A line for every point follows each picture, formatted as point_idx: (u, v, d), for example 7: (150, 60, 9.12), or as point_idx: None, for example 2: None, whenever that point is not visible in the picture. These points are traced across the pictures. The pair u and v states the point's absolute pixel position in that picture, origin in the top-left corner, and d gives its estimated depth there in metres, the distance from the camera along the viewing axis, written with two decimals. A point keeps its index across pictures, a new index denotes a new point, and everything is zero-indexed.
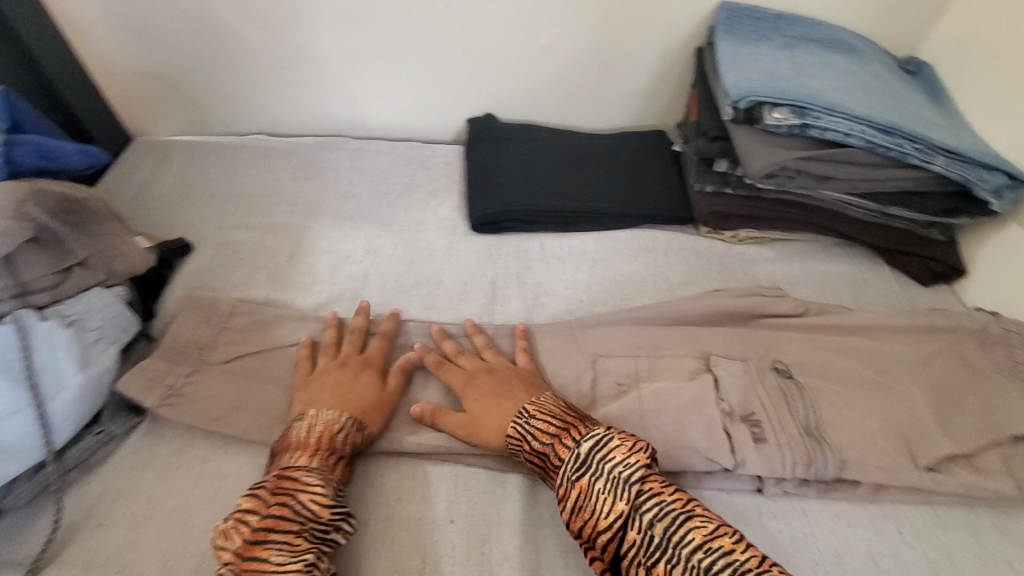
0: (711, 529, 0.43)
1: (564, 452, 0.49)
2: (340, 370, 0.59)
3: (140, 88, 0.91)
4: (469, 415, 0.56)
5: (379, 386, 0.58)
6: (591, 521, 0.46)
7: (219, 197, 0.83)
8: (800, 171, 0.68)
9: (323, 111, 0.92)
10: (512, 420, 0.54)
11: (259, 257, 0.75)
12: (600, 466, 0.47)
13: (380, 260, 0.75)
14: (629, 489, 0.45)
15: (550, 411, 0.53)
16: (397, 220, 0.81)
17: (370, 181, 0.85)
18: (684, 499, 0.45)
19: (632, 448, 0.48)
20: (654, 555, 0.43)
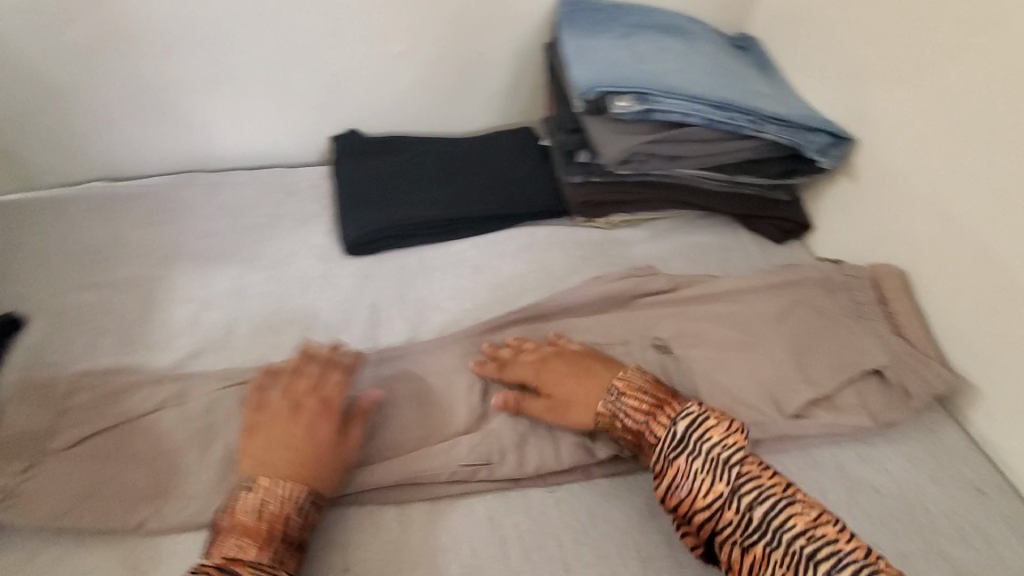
0: (814, 516, 0.45)
1: (659, 430, 0.51)
2: (291, 420, 0.51)
3: None
4: (557, 398, 0.56)
5: (337, 438, 0.51)
6: (688, 500, 0.48)
7: (49, 259, 0.70)
8: (652, 154, 0.73)
9: (169, 145, 0.81)
10: (602, 399, 0.54)
11: (105, 320, 0.64)
12: (698, 447, 0.49)
13: (248, 301, 0.67)
14: (729, 471, 0.47)
15: (640, 389, 0.54)
16: (263, 255, 0.72)
17: (230, 216, 0.76)
18: (784, 483, 0.47)
19: (728, 430, 0.49)
20: (751, 535, 0.45)
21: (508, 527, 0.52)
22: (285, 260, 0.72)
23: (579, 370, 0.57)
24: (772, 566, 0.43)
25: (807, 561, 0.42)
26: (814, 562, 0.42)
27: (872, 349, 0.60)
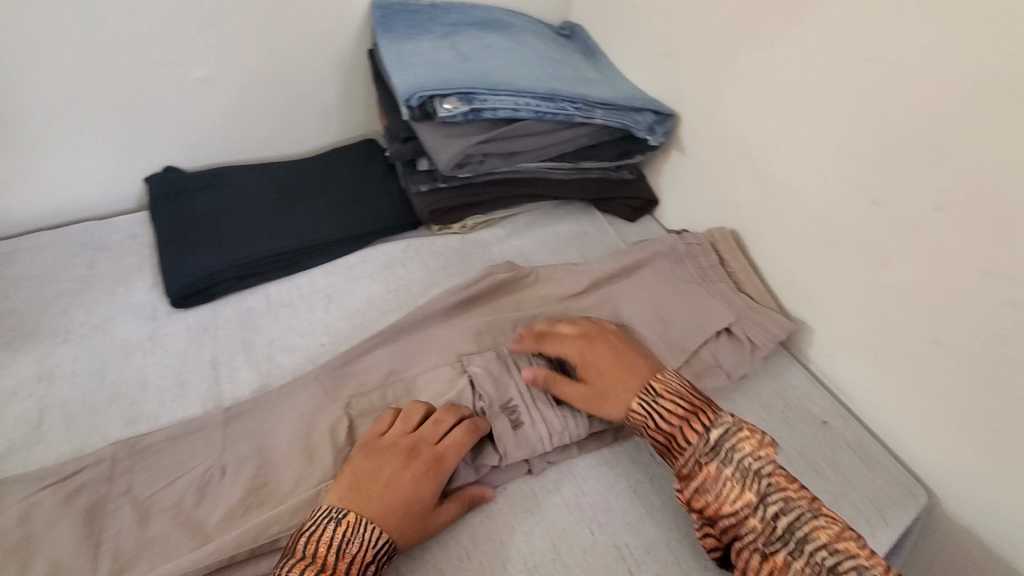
0: (837, 532, 0.46)
1: (692, 436, 0.51)
2: (385, 461, 0.50)
3: None
4: (592, 386, 0.56)
5: (420, 464, 0.50)
6: (715, 505, 0.49)
7: None
8: (487, 154, 0.73)
9: None
10: (638, 397, 0.55)
11: None
12: (731, 455, 0.50)
13: (63, 379, 0.59)
14: (760, 481, 0.48)
15: (675, 392, 0.54)
16: (78, 324, 0.64)
17: (33, 285, 0.67)
18: (809, 496, 0.48)
19: (760, 442, 0.50)
20: (774, 544, 0.46)
21: (393, 567, 0.49)
22: (105, 326, 0.64)
23: (617, 358, 0.58)
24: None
25: (827, 573, 0.44)
26: (833, 575, 0.43)
27: (719, 309, 0.65)
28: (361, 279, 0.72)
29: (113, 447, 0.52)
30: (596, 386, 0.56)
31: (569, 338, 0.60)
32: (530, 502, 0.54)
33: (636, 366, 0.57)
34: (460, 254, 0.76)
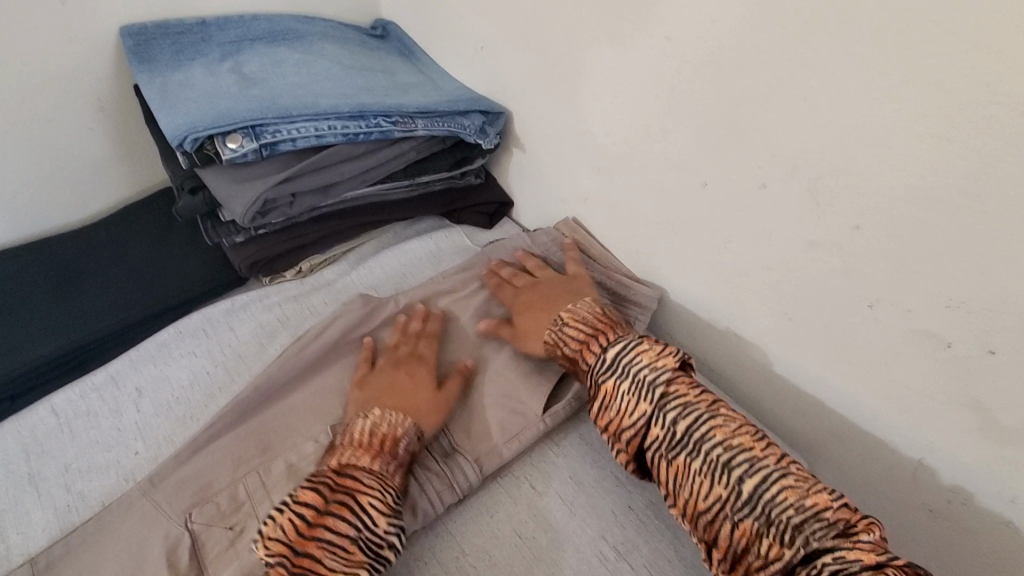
0: (733, 429, 0.54)
1: (592, 358, 0.63)
2: (393, 372, 0.66)
3: None
4: (517, 327, 0.71)
5: (432, 387, 0.65)
6: (619, 418, 0.58)
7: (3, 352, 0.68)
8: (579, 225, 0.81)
9: (119, 220, 0.83)
10: (548, 328, 0.68)
11: (84, 420, 0.66)
12: (628, 369, 0.59)
13: (210, 390, 0.69)
14: (653, 391, 0.57)
15: (579, 318, 0.66)
16: (224, 340, 0.74)
17: (186, 303, 0.77)
18: (709, 401, 0.57)
19: (659, 355, 0.59)
20: (674, 449, 0.55)
21: None
22: (234, 332, 0.74)
23: (544, 297, 0.72)
24: (692, 475, 0.53)
25: (724, 471, 0.52)
26: (730, 471, 0.52)
27: None
28: (451, 297, 0.77)
29: (253, 457, 0.62)
30: (518, 325, 0.71)
31: (523, 289, 0.74)
32: (583, 542, 0.60)
33: (553, 304, 0.70)
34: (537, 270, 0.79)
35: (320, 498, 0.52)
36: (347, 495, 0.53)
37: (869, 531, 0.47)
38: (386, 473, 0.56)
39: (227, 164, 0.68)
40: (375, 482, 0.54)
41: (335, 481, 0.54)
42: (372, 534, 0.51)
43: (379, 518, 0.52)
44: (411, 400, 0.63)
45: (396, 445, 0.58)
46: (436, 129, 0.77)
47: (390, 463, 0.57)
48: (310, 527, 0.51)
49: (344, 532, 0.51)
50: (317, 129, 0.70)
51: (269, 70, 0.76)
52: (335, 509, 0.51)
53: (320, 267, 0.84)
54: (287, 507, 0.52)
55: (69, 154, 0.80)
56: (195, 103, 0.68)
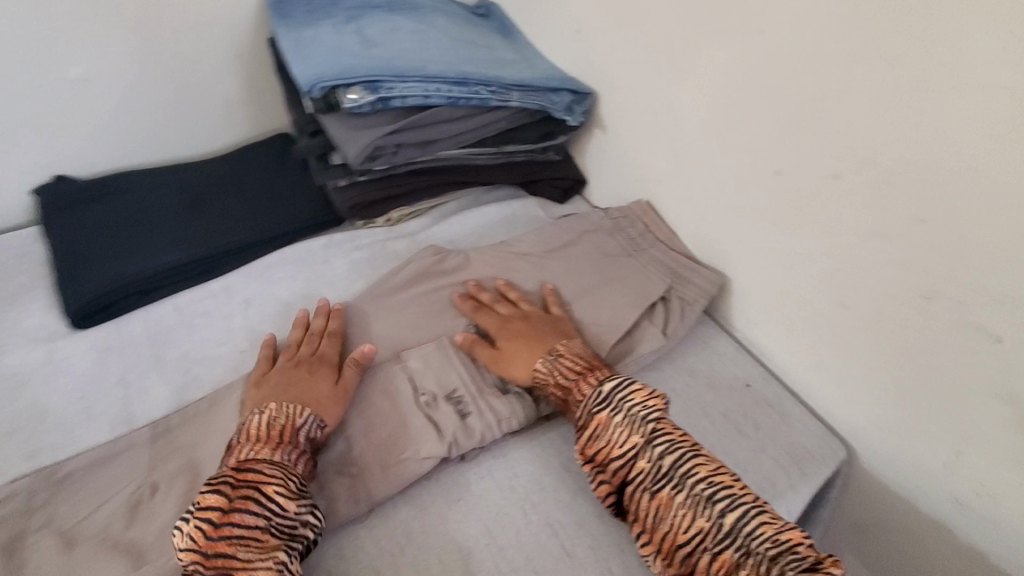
0: (716, 466, 0.58)
1: (586, 390, 0.64)
2: (297, 367, 0.67)
3: (44, 143, 0.84)
4: (503, 351, 0.71)
5: (333, 383, 0.66)
6: (607, 450, 0.60)
7: (140, 255, 0.80)
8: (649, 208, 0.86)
9: (238, 155, 0.94)
10: (541, 358, 0.69)
11: (200, 319, 0.77)
12: (621, 405, 0.61)
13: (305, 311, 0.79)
14: (645, 425, 0.60)
15: (575, 355, 0.68)
16: (321, 270, 0.84)
17: (290, 235, 0.87)
18: (692, 439, 0.60)
19: (650, 393, 0.62)
20: (660, 483, 0.57)
21: (532, 507, 0.63)
22: (329, 264, 0.84)
23: (533, 328, 0.72)
24: (675, 508, 0.56)
25: (707, 505, 0.55)
26: (713, 507, 0.55)
27: None
28: (524, 257, 0.83)
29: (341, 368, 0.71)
30: (503, 350, 0.71)
31: (510, 317, 0.74)
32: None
33: (546, 337, 0.71)
34: (604, 242, 0.84)
35: (222, 499, 0.52)
36: (251, 487, 0.53)
37: (836, 565, 0.49)
38: (288, 462, 0.57)
39: (345, 113, 0.77)
40: (275, 471, 0.55)
41: (236, 478, 0.54)
42: (283, 518, 0.53)
43: (288, 502, 0.54)
44: (309, 393, 0.64)
45: (297, 433, 0.60)
46: (529, 102, 0.85)
47: (290, 452, 0.58)
48: (218, 528, 0.51)
49: (253, 524, 0.51)
50: (425, 90, 0.78)
51: (387, 35, 0.84)
52: (239, 504, 0.52)
53: (406, 219, 0.92)
54: (192, 518, 0.52)
55: (205, 92, 0.91)
56: (324, 56, 0.78)
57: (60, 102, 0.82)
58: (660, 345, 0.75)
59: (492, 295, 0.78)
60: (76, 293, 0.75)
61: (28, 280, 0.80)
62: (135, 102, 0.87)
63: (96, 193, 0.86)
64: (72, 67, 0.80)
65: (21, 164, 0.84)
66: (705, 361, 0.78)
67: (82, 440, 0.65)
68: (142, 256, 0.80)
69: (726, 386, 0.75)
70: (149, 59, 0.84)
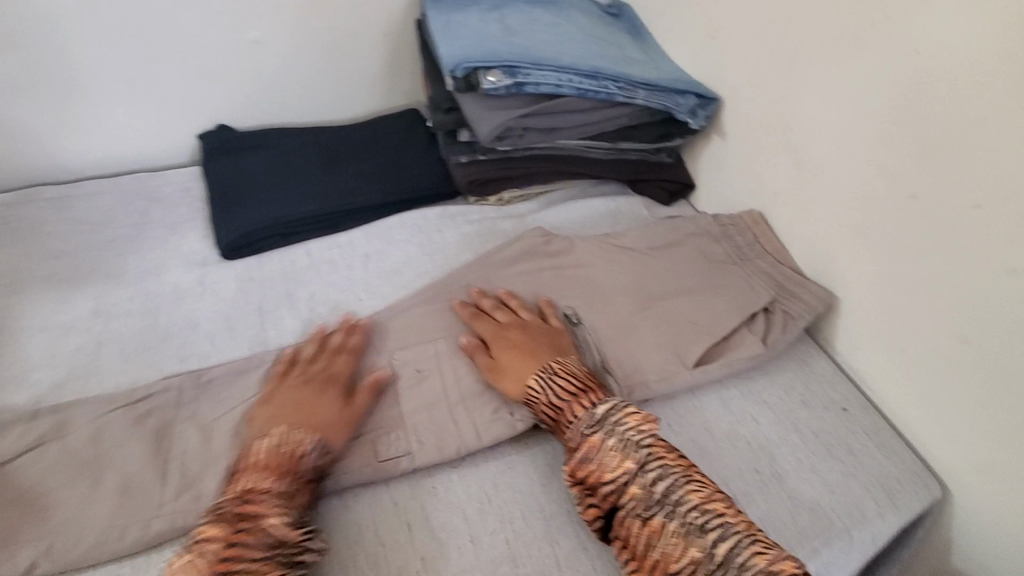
0: (708, 493, 0.58)
1: (579, 411, 0.63)
2: (305, 387, 0.65)
3: (216, 94, 0.95)
4: (498, 361, 0.70)
5: (341, 405, 0.65)
6: (599, 473, 0.60)
7: (283, 202, 0.89)
8: (760, 220, 0.86)
9: (372, 124, 1.03)
10: (535, 375, 0.67)
11: (327, 267, 0.85)
12: (614, 428, 0.61)
13: (418, 273, 0.86)
14: (639, 450, 0.60)
15: (572, 373, 0.66)
16: (435, 238, 0.90)
17: (411, 203, 0.94)
18: (685, 465, 0.60)
19: (645, 417, 0.62)
20: (651, 509, 0.57)
21: None
22: (443, 234, 0.90)
23: (529, 340, 0.71)
24: (666, 536, 0.55)
25: (700, 535, 0.55)
26: (706, 537, 0.55)
27: None
28: (628, 251, 0.86)
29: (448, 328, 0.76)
30: (501, 364, 0.70)
31: (509, 325, 0.73)
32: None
33: (540, 350, 0.70)
34: (709, 248, 0.86)
35: (220, 531, 0.52)
36: (245, 521, 0.53)
37: None
38: (291, 494, 0.57)
39: (481, 94, 0.82)
40: (278, 506, 0.55)
41: (231, 512, 0.54)
42: (287, 550, 0.54)
43: (289, 532, 0.54)
44: (315, 415, 0.62)
45: (305, 463, 0.59)
46: (653, 102, 0.87)
47: (294, 482, 0.58)
48: (227, 559, 0.51)
49: (257, 557, 0.52)
50: (558, 80, 0.82)
51: (526, 25, 0.89)
52: (239, 537, 0.52)
53: (515, 201, 0.97)
54: (193, 549, 0.51)
55: (354, 64, 1.00)
56: (469, 39, 0.84)
57: (235, 62, 0.93)
58: (757, 354, 0.76)
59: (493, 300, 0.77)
60: (228, 229, 0.85)
61: (188, 213, 0.91)
62: (294, 66, 0.97)
63: (251, 143, 0.97)
64: (252, 30, 0.91)
65: (195, 111, 0.96)
66: (799, 378, 0.77)
67: (224, 354, 0.74)
68: (284, 203, 0.89)
69: (821, 406, 0.75)
70: (314, 29, 0.94)
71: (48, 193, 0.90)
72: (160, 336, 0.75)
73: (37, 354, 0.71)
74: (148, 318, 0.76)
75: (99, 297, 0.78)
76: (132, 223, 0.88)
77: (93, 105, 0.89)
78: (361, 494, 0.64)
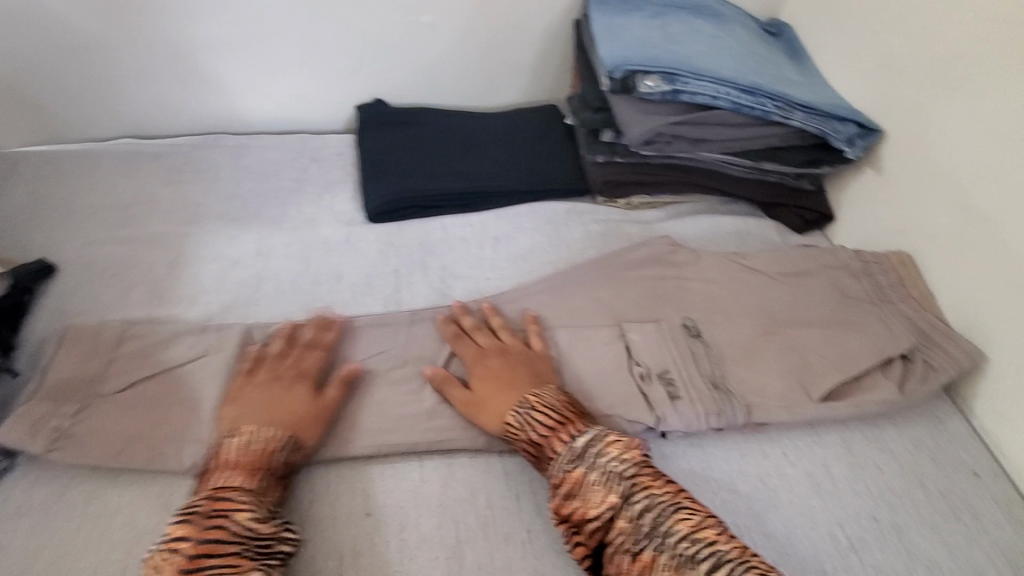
0: (698, 521, 0.55)
1: (559, 446, 0.61)
2: (276, 383, 0.66)
3: (381, 71, 1.03)
4: (474, 394, 0.68)
5: (312, 397, 0.65)
6: (584, 510, 0.57)
7: (425, 177, 0.95)
8: (907, 264, 0.82)
9: (513, 115, 1.07)
10: (512, 409, 0.65)
11: (458, 243, 0.90)
12: (596, 461, 0.59)
13: (540, 261, 0.89)
14: (623, 481, 0.57)
15: (549, 406, 0.64)
16: (562, 232, 0.93)
17: (542, 194, 0.97)
18: (673, 493, 0.57)
19: (628, 446, 0.60)
20: (639, 543, 0.54)
21: (721, 501, 0.66)
22: (570, 229, 0.93)
23: (508, 369, 0.69)
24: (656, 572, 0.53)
25: (691, 567, 0.52)
26: (697, 568, 0.52)
27: None
28: (757, 272, 0.84)
29: (569, 319, 0.79)
30: (477, 395, 0.67)
31: (488, 354, 0.71)
32: (819, 518, 0.65)
33: (519, 380, 0.67)
34: (847, 283, 0.82)
35: (191, 528, 0.52)
36: (222, 516, 0.53)
37: None
38: (260, 490, 0.58)
39: (636, 97, 0.84)
40: (248, 500, 0.55)
41: (208, 507, 0.54)
42: (257, 543, 0.53)
43: (260, 526, 0.54)
44: (292, 407, 0.63)
45: (272, 456, 0.60)
46: (809, 124, 0.85)
47: (264, 479, 0.58)
48: (197, 555, 0.50)
49: (229, 550, 0.51)
50: (715, 92, 0.82)
51: (686, 34, 0.89)
52: (211, 532, 0.52)
53: (644, 207, 0.98)
54: (162, 551, 0.51)
55: (507, 56, 1.05)
56: (630, 42, 0.85)
57: (403, 42, 1.00)
58: (889, 400, 0.72)
59: (475, 321, 0.75)
60: (376, 195, 0.92)
61: (340, 175, 0.99)
62: (454, 53, 1.03)
63: (401, 119, 1.03)
64: (425, 15, 0.98)
65: (356, 84, 1.04)
66: (928, 434, 0.74)
67: (362, 307, 0.80)
68: (427, 178, 0.95)
69: (952, 467, 0.71)
70: (479, 20, 1.00)
71: (227, 141, 1.02)
72: (310, 281, 0.83)
73: (209, 280, 0.81)
74: (300, 264, 0.85)
75: (263, 239, 0.87)
76: (293, 178, 0.98)
77: (278, 68, 1.00)
78: (474, 459, 0.68)
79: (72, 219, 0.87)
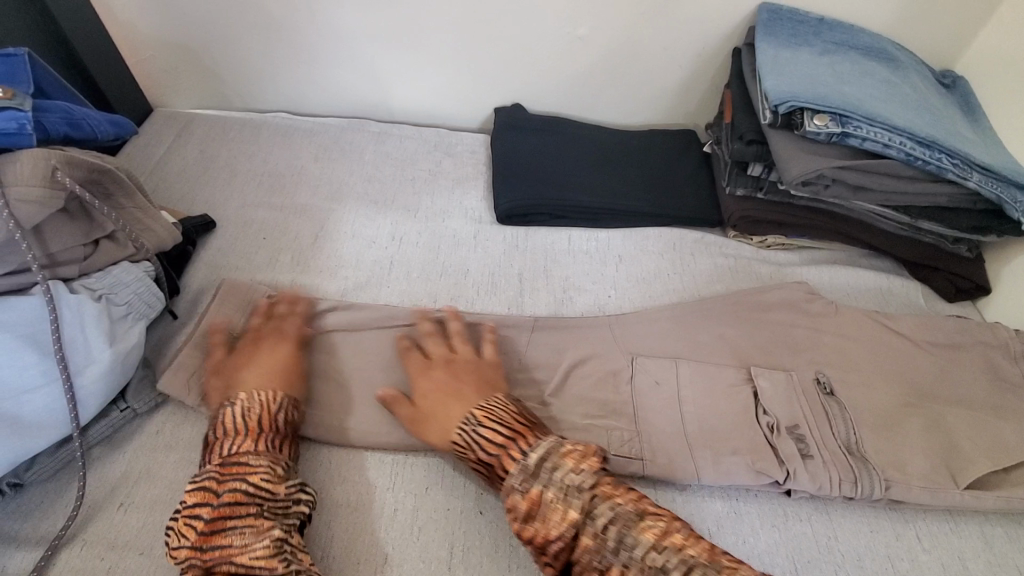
0: (664, 528, 0.52)
1: (511, 464, 0.56)
2: (246, 344, 0.67)
3: (525, 77, 1.05)
4: (418, 410, 0.64)
5: (290, 354, 0.67)
6: (543, 530, 0.52)
7: (556, 184, 0.95)
8: None
9: (649, 135, 1.05)
10: (458, 426, 0.60)
11: (581, 256, 0.90)
12: (550, 476, 0.54)
13: (664, 287, 0.87)
14: (580, 496, 0.53)
15: (496, 420, 0.59)
16: (689, 261, 0.90)
17: (672, 219, 0.95)
18: (634, 500, 0.54)
19: (583, 455, 0.55)
20: (606, 559, 0.51)
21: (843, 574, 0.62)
22: (697, 260, 0.90)
23: (457, 382, 0.64)
24: None
25: None
26: None
27: None
28: (901, 336, 0.78)
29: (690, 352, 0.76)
30: (422, 409, 0.64)
31: (432, 366, 0.66)
32: None
33: (466, 392, 0.63)
34: (1006, 364, 0.75)
35: (209, 494, 0.53)
36: (236, 480, 0.54)
37: None
38: (273, 448, 0.58)
39: (800, 135, 0.80)
40: (261, 460, 0.56)
41: (218, 472, 0.54)
42: (274, 502, 0.54)
43: (275, 486, 0.55)
44: (271, 359, 0.66)
45: (274, 417, 0.60)
46: (986, 188, 0.78)
47: (274, 438, 0.59)
48: (212, 524, 0.51)
49: (244, 513, 0.52)
50: (888, 139, 0.77)
51: (860, 75, 0.85)
52: (225, 496, 0.53)
53: (778, 248, 0.94)
54: (183, 518, 0.52)
55: (653, 75, 1.03)
56: (800, 77, 0.82)
57: (553, 51, 1.01)
58: None
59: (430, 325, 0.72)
60: (506, 195, 0.93)
61: (472, 172, 1.01)
62: (601, 68, 1.03)
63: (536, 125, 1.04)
64: (581, 29, 0.98)
65: (498, 86, 1.06)
66: None
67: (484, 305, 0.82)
68: (557, 186, 0.95)
69: None
70: (634, 39, 0.99)
71: (373, 126, 1.06)
72: (438, 272, 0.85)
73: (347, 256, 0.85)
74: (429, 253, 0.87)
75: (397, 224, 0.90)
76: (428, 169, 1.00)
77: (430, 63, 1.03)
78: None
79: (234, 180, 0.93)
